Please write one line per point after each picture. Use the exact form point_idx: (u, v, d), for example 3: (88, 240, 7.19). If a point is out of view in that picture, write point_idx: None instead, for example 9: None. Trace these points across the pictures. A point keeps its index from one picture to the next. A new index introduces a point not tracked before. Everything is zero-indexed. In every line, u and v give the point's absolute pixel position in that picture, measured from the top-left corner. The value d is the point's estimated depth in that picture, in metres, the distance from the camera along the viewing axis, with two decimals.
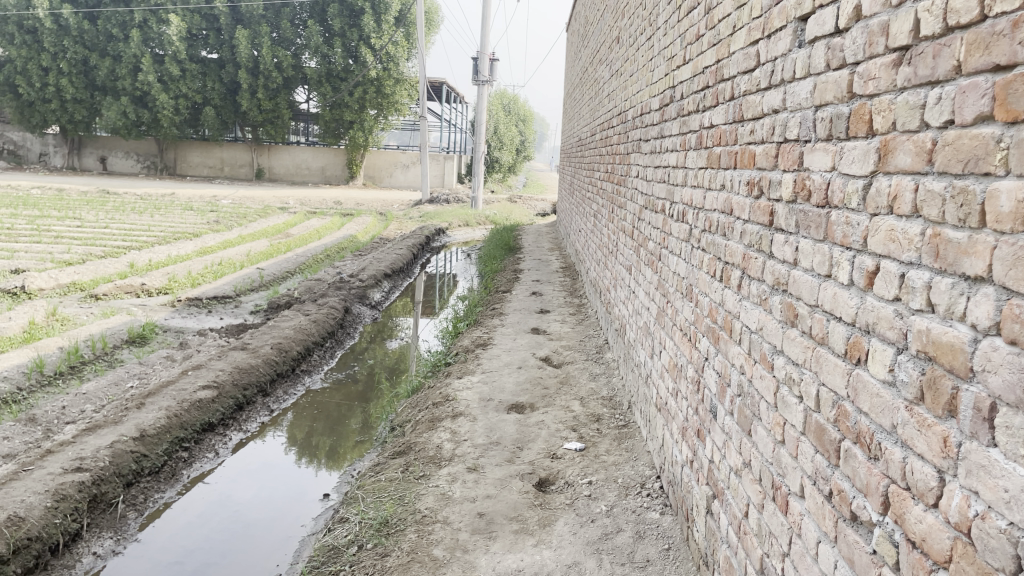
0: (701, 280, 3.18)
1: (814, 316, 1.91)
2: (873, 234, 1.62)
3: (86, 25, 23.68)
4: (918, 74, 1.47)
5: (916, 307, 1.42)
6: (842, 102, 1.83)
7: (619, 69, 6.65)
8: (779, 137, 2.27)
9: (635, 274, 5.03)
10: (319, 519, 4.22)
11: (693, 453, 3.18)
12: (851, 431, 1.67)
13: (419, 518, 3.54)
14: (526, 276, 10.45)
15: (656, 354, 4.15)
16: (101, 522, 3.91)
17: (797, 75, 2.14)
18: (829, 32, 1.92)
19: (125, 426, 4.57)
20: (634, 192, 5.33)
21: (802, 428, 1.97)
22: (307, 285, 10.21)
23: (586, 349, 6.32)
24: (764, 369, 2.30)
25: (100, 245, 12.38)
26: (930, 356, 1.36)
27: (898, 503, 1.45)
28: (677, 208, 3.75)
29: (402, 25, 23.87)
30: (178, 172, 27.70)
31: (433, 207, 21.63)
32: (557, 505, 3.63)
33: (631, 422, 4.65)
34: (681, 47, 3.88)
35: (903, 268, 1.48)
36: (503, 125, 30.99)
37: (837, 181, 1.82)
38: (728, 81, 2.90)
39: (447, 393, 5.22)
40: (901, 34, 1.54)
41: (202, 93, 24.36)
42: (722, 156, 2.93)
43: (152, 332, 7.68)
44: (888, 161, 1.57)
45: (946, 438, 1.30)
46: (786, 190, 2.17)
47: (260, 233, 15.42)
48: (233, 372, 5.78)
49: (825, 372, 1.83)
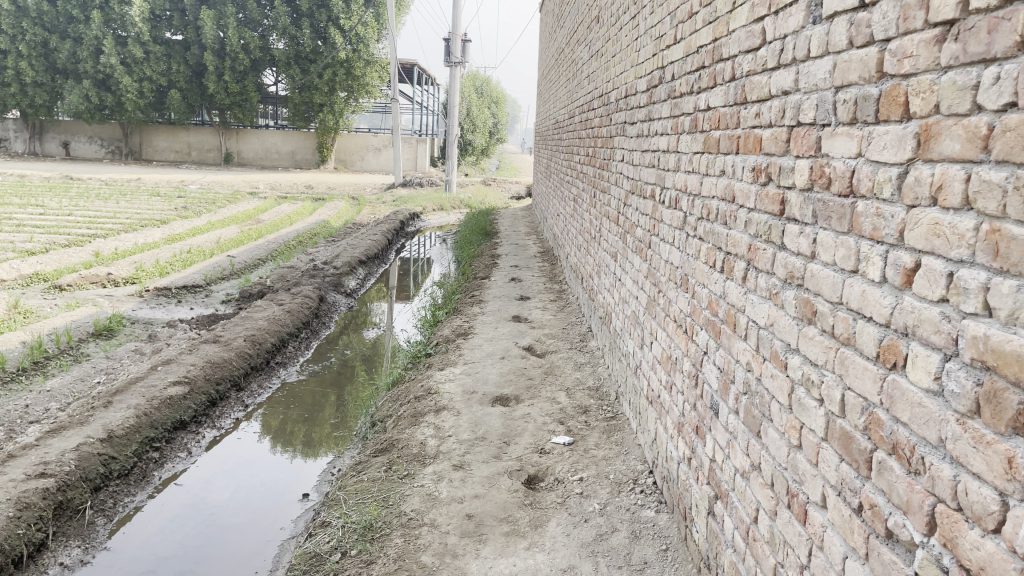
0: (698, 271, 3.04)
1: (837, 314, 1.78)
2: (911, 228, 1.48)
3: (45, 7, 23.00)
4: (968, 51, 1.33)
5: (971, 310, 1.29)
6: (868, 82, 1.69)
7: (600, 49, 6.46)
8: (790, 121, 2.13)
9: (621, 261, 4.88)
10: (299, 520, 4.05)
11: (690, 451, 3.05)
12: (886, 442, 1.54)
13: (405, 521, 3.38)
14: (503, 261, 10.27)
15: (647, 344, 4.01)
16: (67, 531, 3.72)
17: (812, 53, 2.00)
18: (852, 7, 1.77)
19: (91, 426, 4.36)
20: (619, 177, 5.18)
21: (823, 433, 1.84)
22: (279, 273, 9.94)
23: (569, 337, 6.18)
24: (775, 367, 2.16)
25: (64, 234, 11.97)
26: (989, 366, 1.23)
27: (948, 525, 1.33)
28: (669, 194, 3.60)
29: (371, 5, 23.40)
30: (144, 157, 27.08)
31: (407, 191, 21.32)
32: (548, 504, 3.50)
33: (620, 413, 4.53)
34: (671, 27, 3.72)
35: (951, 267, 1.34)
36: (475, 107, 30.67)
37: (864, 168, 1.68)
38: (728, 61, 2.75)
39: (429, 386, 5.05)
40: (946, 7, 1.39)
41: (166, 75, 23.69)
42: (721, 140, 2.78)
43: (119, 324, 7.41)
44: (930, 148, 1.43)
45: (1012, 458, 1.17)
46: (801, 178, 2.03)
47: (230, 219, 15.06)
48: (205, 366, 5.56)
49: (852, 376, 1.70)
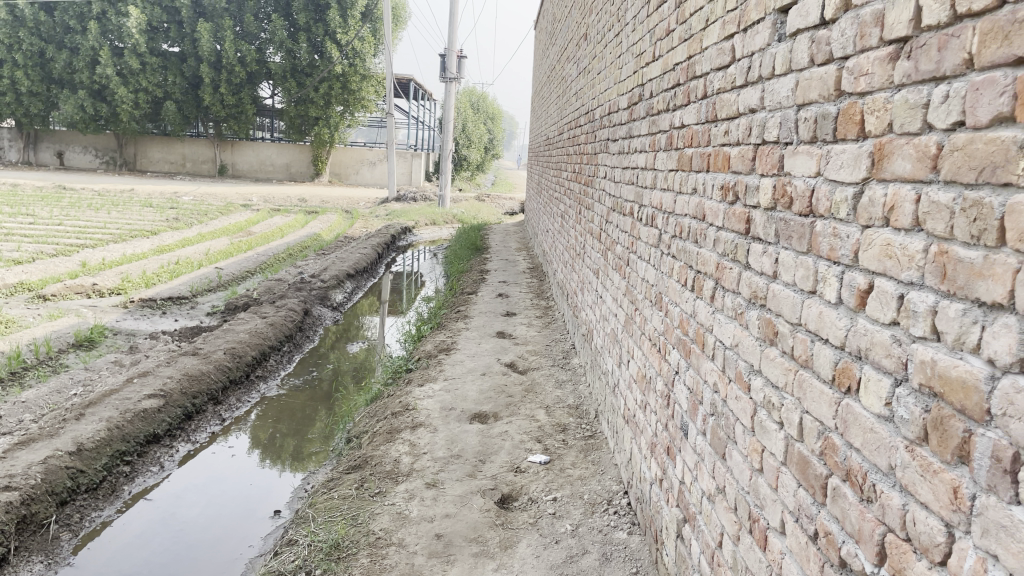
0: (671, 289, 3.00)
1: (796, 335, 1.74)
2: (865, 248, 1.44)
3: (43, 17, 23.05)
4: (920, 70, 1.30)
5: (919, 334, 1.25)
6: (828, 100, 1.66)
7: (587, 66, 6.47)
8: (756, 139, 2.10)
9: (603, 278, 4.85)
10: (269, 538, 3.99)
11: (662, 472, 3.00)
12: (840, 467, 1.50)
13: (373, 541, 3.32)
14: (492, 277, 10.22)
15: (624, 363, 3.97)
16: (30, 545, 3.65)
17: (777, 70, 1.97)
18: (813, 24, 1.75)
19: (61, 439, 4.29)
20: (601, 193, 5.16)
21: (783, 457, 1.79)
22: (267, 285, 9.89)
23: (553, 354, 6.13)
24: (740, 389, 2.12)
25: (52, 244, 11.92)
26: (936, 392, 1.20)
27: (897, 555, 1.29)
28: (646, 211, 3.57)
29: (368, 20, 23.48)
30: (138, 168, 27.06)
31: (400, 206, 21.29)
32: (520, 525, 3.44)
33: (598, 433, 4.48)
34: (651, 44, 3.71)
35: (902, 289, 1.31)
36: (471, 123, 30.74)
37: (823, 187, 1.65)
38: (701, 78, 2.72)
39: (407, 402, 5.00)
40: (899, 24, 1.36)
41: (162, 87, 23.69)
42: (694, 157, 2.76)
43: (101, 335, 7.34)
44: (883, 167, 1.40)
45: (957, 489, 1.13)
46: (765, 197, 2.00)
47: (221, 230, 15.01)
48: (182, 379, 5.50)
49: (810, 399, 1.66)
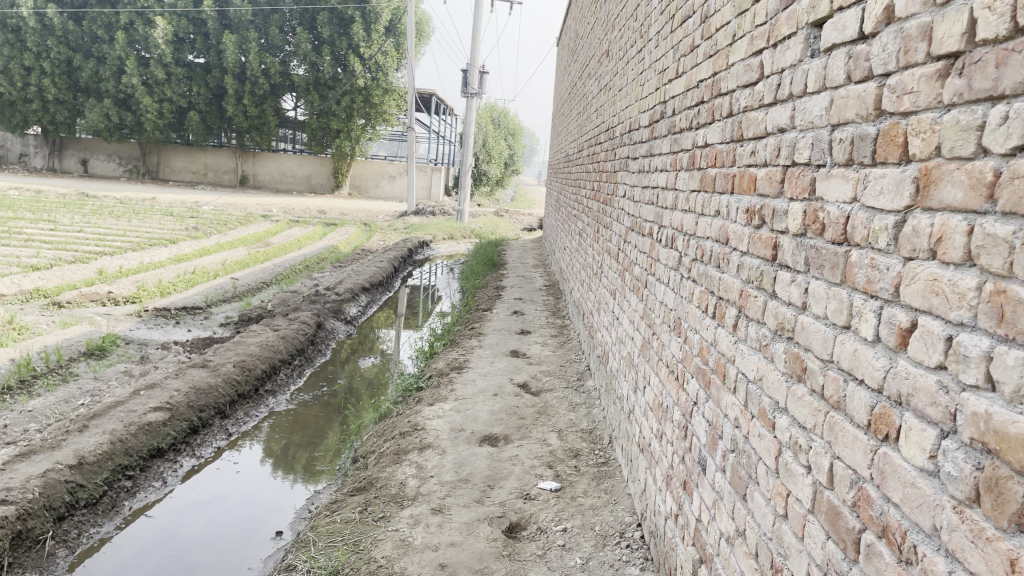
0: (690, 315, 2.87)
1: (827, 373, 1.61)
2: (907, 283, 1.31)
3: (71, 26, 23.35)
4: (974, 87, 1.18)
5: (971, 381, 1.12)
6: (866, 120, 1.53)
7: (608, 82, 6.37)
8: (785, 160, 1.98)
9: (620, 299, 4.71)
10: (269, 560, 3.86)
11: (677, 507, 2.86)
12: (876, 523, 1.36)
13: (373, 569, 3.19)
14: (507, 293, 10.12)
15: (640, 389, 3.83)
16: (25, 562, 3.54)
17: (809, 88, 1.85)
18: (851, 38, 1.63)
19: (62, 452, 4.21)
20: (620, 212, 5.04)
21: (810, 505, 1.66)
22: (281, 297, 9.83)
23: (566, 375, 6.00)
24: (763, 427, 1.99)
25: (71, 250, 11.94)
26: (991, 448, 1.07)
27: None
28: (666, 232, 3.45)
29: (391, 34, 23.63)
30: (160, 176, 27.25)
31: (419, 219, 21.27)
32: (528, 556, 3.30)
33: (611, 459, 4.33)
34: (674, 60, 3.60)
35: (951, 330, 1.18)
36: (491, 138, 30.77)
37: (859, 215, 1.52)
38: (726, 96, 2.60)
39: (415, 423, 4.88)
40: (950, 38, 1.24)
41: (187, 97, 23.86)
42: (717, 178, 2.64)
43: (112, 344, 7.29)
44: (930, 195, 1.28)
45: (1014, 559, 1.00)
46: (794, 221, 1.87)
47: (238, 241, 15.01)
48: (190, 393, 5.40)
49: (842, 443, 1.52)
